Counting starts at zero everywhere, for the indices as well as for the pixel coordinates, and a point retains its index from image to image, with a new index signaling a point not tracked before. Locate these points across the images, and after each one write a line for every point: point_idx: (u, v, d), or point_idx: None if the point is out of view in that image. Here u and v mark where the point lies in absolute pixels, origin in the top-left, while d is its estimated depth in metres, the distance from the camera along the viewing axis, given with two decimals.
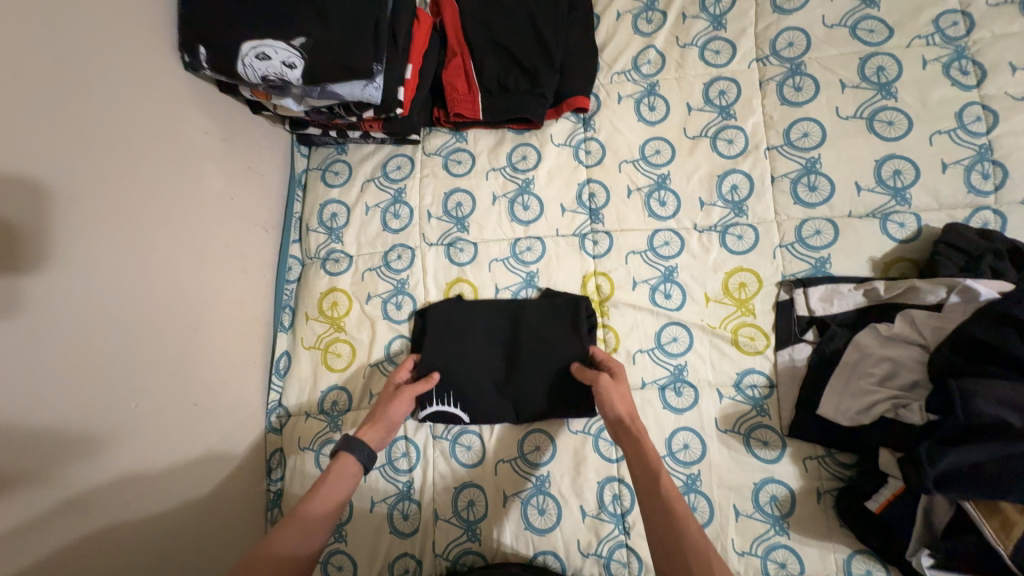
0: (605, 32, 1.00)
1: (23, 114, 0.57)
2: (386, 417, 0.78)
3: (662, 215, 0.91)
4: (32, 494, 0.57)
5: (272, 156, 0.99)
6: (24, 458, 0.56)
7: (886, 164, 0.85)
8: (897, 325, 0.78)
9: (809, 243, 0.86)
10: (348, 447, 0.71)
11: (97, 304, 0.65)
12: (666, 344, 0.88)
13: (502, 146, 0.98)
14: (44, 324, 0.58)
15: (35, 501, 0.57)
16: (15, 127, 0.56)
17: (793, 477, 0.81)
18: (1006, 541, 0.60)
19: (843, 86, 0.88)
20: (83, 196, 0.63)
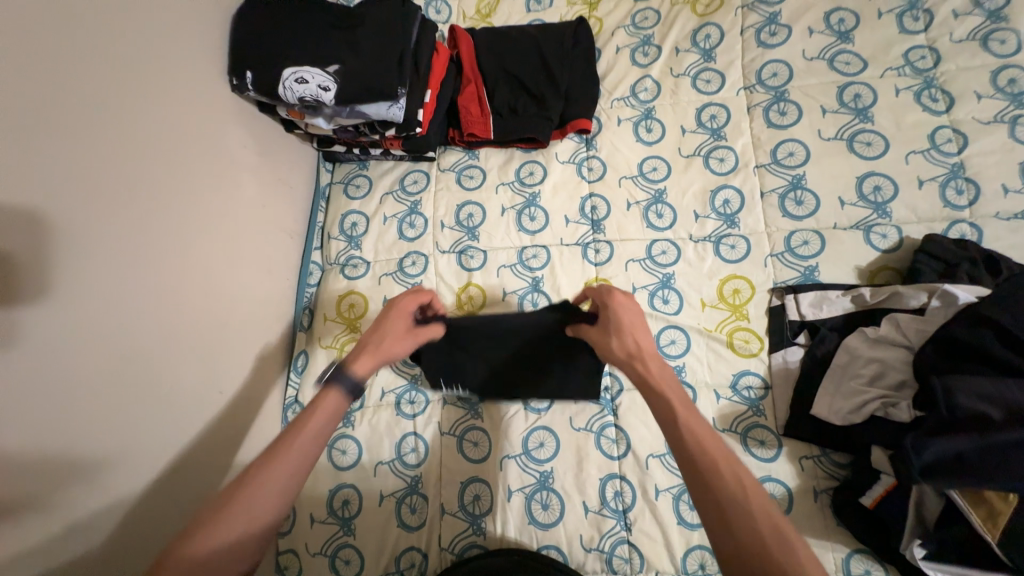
0: (606, 63, 1.10)
1: (97, 127, 0.65)
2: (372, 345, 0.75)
3: (659, 226, 0.98)
4: (69, 470, 0.61)
5: (300, 170, 1.07)
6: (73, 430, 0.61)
7: (866, 181, 0.92)
8: (883, 328, 0.82)
9: (798, 252, 0.92)
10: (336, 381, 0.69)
11: (145, 295, 0.71)
12: (664, 346, 0.93)
13: (511, 163, 1.06)
14: (99, 312, 0.64)
15: (79, 470, 0.62)
16: (90, 137, 0.64)
17: (790, 476, 0.84)
18: (993, 529, 0.62)
19: (824, 111, 0.96)
20: (145, 199, 0.71)
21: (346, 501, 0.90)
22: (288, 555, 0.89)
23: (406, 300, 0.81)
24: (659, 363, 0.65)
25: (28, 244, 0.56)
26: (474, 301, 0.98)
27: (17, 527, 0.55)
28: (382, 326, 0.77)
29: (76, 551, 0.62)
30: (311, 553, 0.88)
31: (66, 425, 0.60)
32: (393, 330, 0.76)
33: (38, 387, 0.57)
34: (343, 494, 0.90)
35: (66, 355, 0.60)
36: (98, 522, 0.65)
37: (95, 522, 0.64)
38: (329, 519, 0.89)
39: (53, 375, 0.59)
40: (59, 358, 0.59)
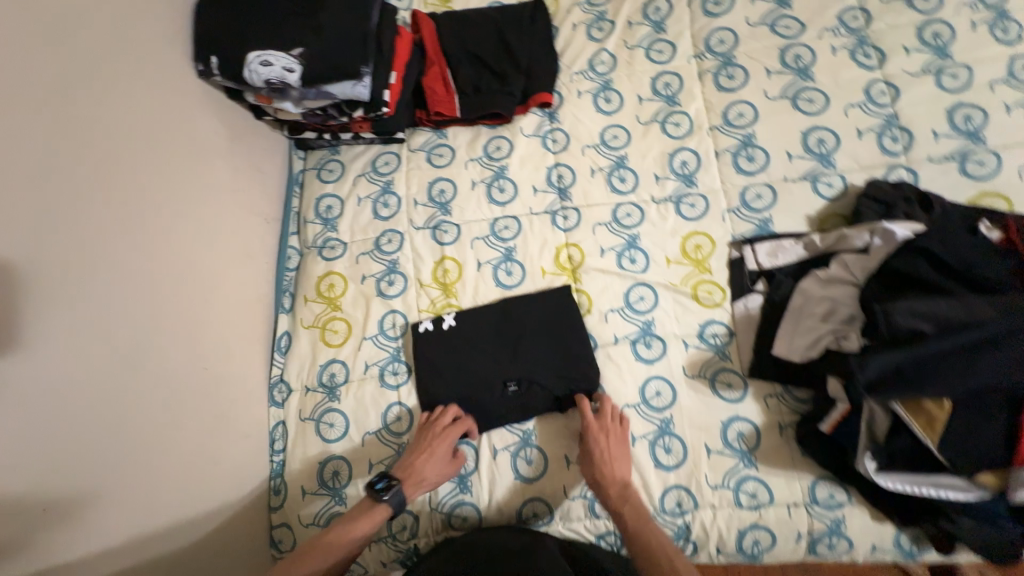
0: (564, 39, 1.14)
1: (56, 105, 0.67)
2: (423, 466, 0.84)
3: (623, 190, 1.03)
4: (54, 436, 0.63)
5: (271, 156, 1.09)
6: (52, 396, 0.63)
7: (811, 135, 0.98)
8: (832, 269, 0.88)
9: (752, 206, 0.98)
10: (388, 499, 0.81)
11: (116, 272, 0.73)
12: (634, 303, 0.97)
13: (478, 139, 1.10)
14: (70, 286, 0.66)
15: (64, 436, 0.65)
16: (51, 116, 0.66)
17: (756, 414, 0.89)
18: (932, 435, 0.68)
19: (768, 73, 1.02)
20: (108, 177, 0.73)
21: (336, 472, 0.92)
22: (283, 528, 0.93)
23: (447, 432, 0.87)
24: (632, 505, 0.80)
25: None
26: (450, 273, 1.02)
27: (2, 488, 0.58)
28: (429, 447, 0.86)
29: (65, 517, 0.64)
30: (304, 523, 0.91)
31: (45, 392, 0.62)
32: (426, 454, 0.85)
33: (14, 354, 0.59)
34: (332, 465, 0.93)
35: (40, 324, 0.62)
36: (88, 489, 0.67)
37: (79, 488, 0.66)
38: (320, 490, 0.92)
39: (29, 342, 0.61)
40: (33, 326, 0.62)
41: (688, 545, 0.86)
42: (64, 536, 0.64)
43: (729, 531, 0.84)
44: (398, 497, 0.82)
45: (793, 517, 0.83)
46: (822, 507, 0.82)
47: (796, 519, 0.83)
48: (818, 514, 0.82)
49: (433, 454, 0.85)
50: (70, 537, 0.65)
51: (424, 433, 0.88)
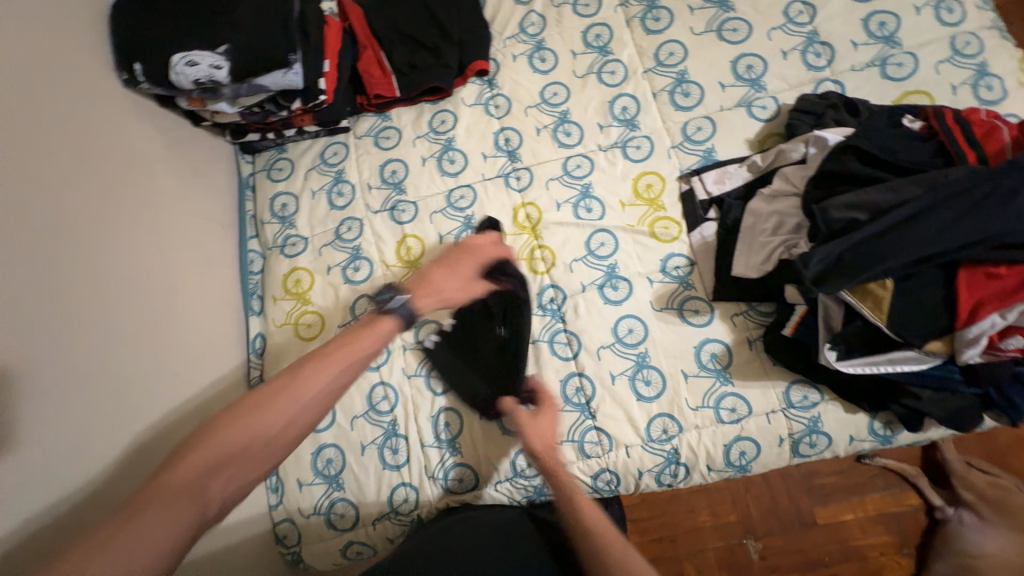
0: (492, 7, 1.16)
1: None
2: (438, 284, 0.86)
3: (570, 144, 1.05)
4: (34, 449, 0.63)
5: (216, 161, 1.09)
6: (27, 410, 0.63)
7: (739, 62, 1.01)
8: (776, 185, 0.92)
9: (694, 139, 1.01)
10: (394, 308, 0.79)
11: (65, 282, 0.72)
12: (596, 249, 0.99)
13: (423, 116, 1.11)
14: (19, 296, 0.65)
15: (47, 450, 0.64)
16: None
17: (725, 333, 0.92)
18: (880, 315, 0.72)
19: (692, 10, 1.05)
20: (45, 187, 0.72)
21: (330, 460, 0.93)
22: (286, 523, 0.93)
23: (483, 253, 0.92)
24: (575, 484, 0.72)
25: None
26: (414, 250, 1.03)
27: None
28: (454, 263, 0.89)
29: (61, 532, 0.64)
30: (306, 514, 0.92)
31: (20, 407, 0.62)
32: (467, 285, 0.89)
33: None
34: (325, 454, 0.93)
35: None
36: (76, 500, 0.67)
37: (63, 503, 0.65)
38: (317, 479, 0.93)
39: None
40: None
41: (680, 469, 0.89)
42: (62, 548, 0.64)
43: (715, 447, 0.88)
44: (408, 305, 0.80)
45: (773, 423, 0.87)
46: (798, 410, 0.86)
47: (776, 425, 0.87)
48: (796, 417, 0.86)
49: (455, 277, 0.88)
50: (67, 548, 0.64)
51: (452, 255, 0.91)
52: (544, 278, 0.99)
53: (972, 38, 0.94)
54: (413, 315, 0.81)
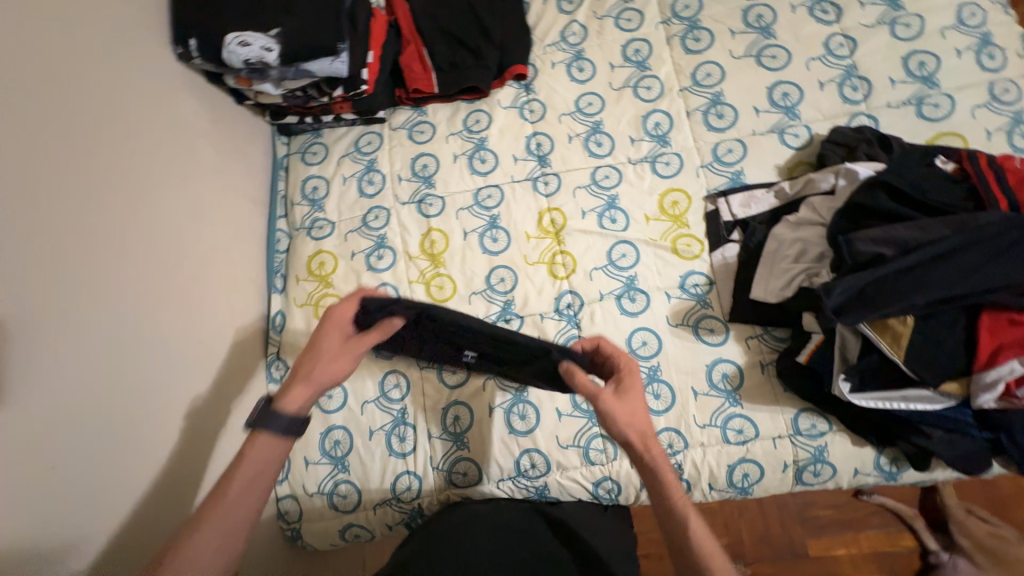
0: (535, 14, 1.18)
1: (41, 68, 0.67)
2: (318, 375, 0.72)
3: (600, 154, 1.06)
4: (76, 400, 0.64)
5: (254, 140, 1.11)
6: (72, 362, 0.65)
7: (776, 89, 1.02)
8: (802, 213, 0.92)
9: (724, 160, 1.02)
10: (268, 419, 0.68)
11: (113, 241, 0.73)
12: (617, 260, 1.01)
13: (458, 114, 1.13)
14: (67, 250, 0.66)
15: (86, 403, 0.65)
16: (35, 82, 0.66)
17: (738, 355, 0.93)
18: (898, 351, 0.73)
19: (733, 33, 1.07)
20: (98, 147, 0.74)
21: (337, 442, 0.95)
22: (289, 499, 0.95)
23: (335, 328, 0.75)
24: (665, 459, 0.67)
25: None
26: (437, 244, 1.04)
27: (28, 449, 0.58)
28: (315, 348, 0.74)
29: (90, 486, 0.65)
30: (309, 492, 0.94)
31: (65, 357, 0.64)
32: (343, 350, 0.74)
33: (20, 314, 0.59)
34: (333, 435, 0.95)
35: (44, 287, 0.62)
36: (108, 455, 0.68)
37: (98, 455, 0.67)
38: (323, 460, 0.94)
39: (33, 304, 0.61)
40: (36, 288, 0.61)
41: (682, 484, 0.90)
42: (89, 504, 0.65)
43: (719, 467, 0.88)
44: (284, 411, 0.69)
45: (779, 449, 0.87)
46: (805, 437, 0.87)
47: (781, 451, 0.87)
48: (802, 444, 0.87)
49: (331, 369, 0.73)
50: (93, 505, 0.65)
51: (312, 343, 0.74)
52: (563, 283, 1.00)
53: (1010, 86, 0.95)
54: (296, 419, 0.69)
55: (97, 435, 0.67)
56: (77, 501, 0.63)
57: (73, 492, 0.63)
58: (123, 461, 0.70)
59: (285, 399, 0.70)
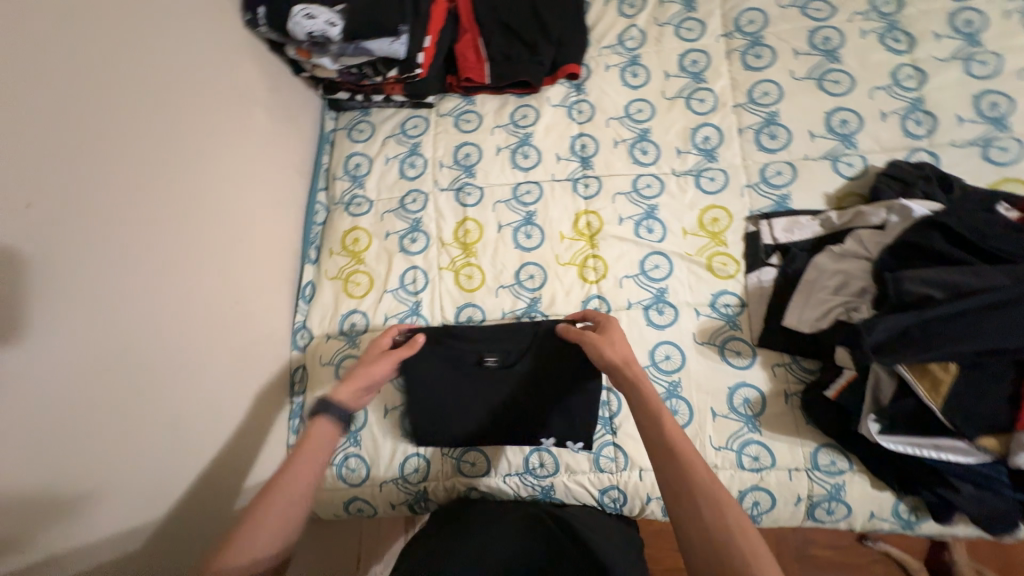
0: (595, 14, 1.17)
1: (110, 22, 0.70)
2: (368, 374, 0.80)
3: (644, 162, 1.05)
4: (116, 344, 0.67)
5: (305, 112, 1.14)
6: (115, 307, 0.67)
7: (834, 115, 0.99)
8: (847, 245, 0.90)
9: (772, 182, 1.00)
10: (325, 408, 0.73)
11: (158, 192, 0.75)
12: (649, 271, 1.00)
13: (506, 107, 1.13)
14: (118, 196, 0.69)
15: (126, 347, 0.68)
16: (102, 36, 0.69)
17: (762, 381, 0.91)
18: (936, 398, 0.71)
19: (796, 53, 1.04)
20: (156, 102, 0.76)
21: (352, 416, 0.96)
22: None
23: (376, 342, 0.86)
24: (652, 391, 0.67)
25: (45, 112, 0.60)
26: (471, 233, 1.05)
27: (69, 385, 0.61)
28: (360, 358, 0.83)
29: (123, 428, 0.67)
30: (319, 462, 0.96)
31: (108, 303, 0.66)
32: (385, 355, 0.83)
33: (59, 251, 0.61)
34: None
35: (88, 227, 0.65)
36: (144, 399, 0.70)
37: (133, 398, 0.69)
38: None
39: (76, 242, 0.63)
40: (83, 228, 0.64)
41: None
42: (121, 444, 0.67)
43: (730, 491, 0.87)
44: (338, 402, 0.75)
45: (794, 481, 0.85)
46: (823, 473, 0.85)
47: (796, 484, 0.85)
48: (819, 480, 0.85)
49: (377, 371, 0.80)
50: (125, 445, 0.67)
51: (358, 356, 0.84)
52: (591, 287, 1.00)
53: None
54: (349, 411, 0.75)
55: (134, 380, 0.69)
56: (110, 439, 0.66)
57: (107, 430, 0.65)
58: (156, 407, 0.72)
59: (340, 388, 0.77)
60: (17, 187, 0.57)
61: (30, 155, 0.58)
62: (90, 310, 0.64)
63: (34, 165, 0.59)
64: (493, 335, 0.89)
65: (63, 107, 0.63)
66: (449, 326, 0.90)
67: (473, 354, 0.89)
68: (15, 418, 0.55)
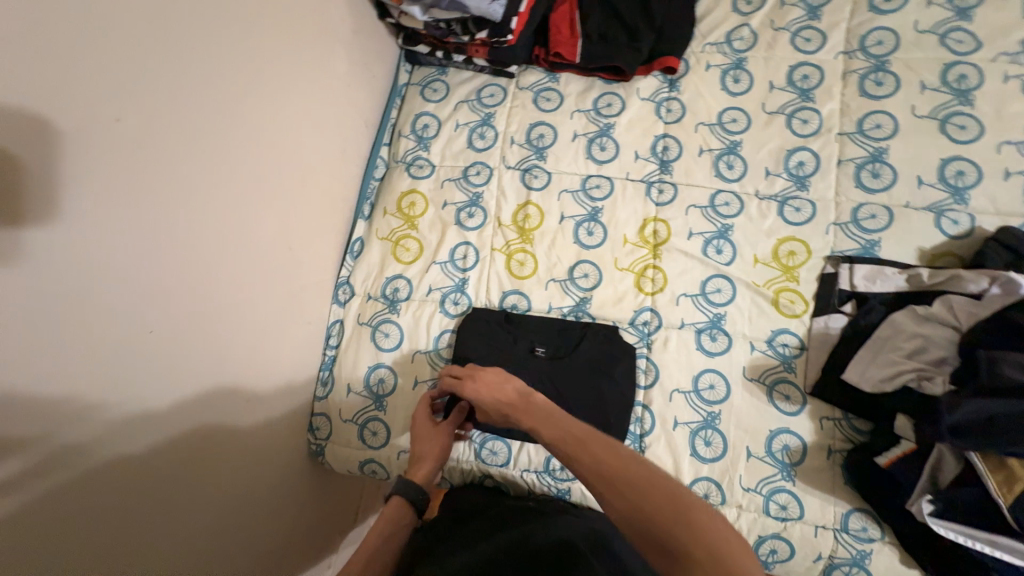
0: (706, 5, 1.07)
1: None
2: (431, 456, 0.84)
3: (728, 177, 0.98)
4: (172, 270, 0.67)
5: (382, 60, 1.09)
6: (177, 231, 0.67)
7: (950, 164, 0.90)
8: (934, 307, 0.82)
9: (863, 225, 0.92)
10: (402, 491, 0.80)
11: (231, 121, 0.74)
12: (710, 293, 0.94)
13: (590, 92, 1.06)
14: (195, 121, 0.68)
15: (181, 274, 0.68)
16: None
17: (807, 431, 0.87)
18: (1006, 494, 0.66)
19: (923, 87, 0.94)
20: (242, 28, 0.74)
21: (381, 380, 0.96)
22: (322, 417, 0.98)
23: (424, 420, 0.87)
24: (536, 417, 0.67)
25: (140, 25, 0.59)
26: (531, 219, 1.00)
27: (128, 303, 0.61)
28: (416, 439, 0.86)
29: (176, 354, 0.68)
30: (343, 418, 0.96)
31: (171, 226, 0.66)
32: (438, 433, 0.86)
33: (136, 169, 0.61)
34: (379, 373, 0.96)
35: (165, 150, 0.64)
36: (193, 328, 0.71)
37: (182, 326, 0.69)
38: (364, 393, 0.96)
39: (152, 163, 0.62)
40: (154, 147, 0.62)
41: None
42: (170, 370, 0.68)
43: (749, 534, 0.84)
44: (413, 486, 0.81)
45: (819, 538, 0.82)
46: (851, 537, 0.81)
47: (821, 541, 0.82)
48: (846, 543, 0.81)
49: (438, 450, 0.84)
50: (173, 371, 0.68)
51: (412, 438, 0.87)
52: (645, 299, 0.95)
53: None
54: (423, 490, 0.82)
55: (186, 309, 0.69)
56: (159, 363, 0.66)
57: (157, 353, 0.66)
58: (207, 338, 0.73)
59: (414, 471, 0.83)
60: (107, 99, 0.56)
61: (124, 68, 0.57)
62: (158, 234, 0.64)
63: (128, 79, 0.58)
64: (545, 328, 0.94)
65: (155, 19, 0.61)
66: (511, 314, 0.96)
67: (523, 346, 0.93)
68: (82, 329, 0.56)
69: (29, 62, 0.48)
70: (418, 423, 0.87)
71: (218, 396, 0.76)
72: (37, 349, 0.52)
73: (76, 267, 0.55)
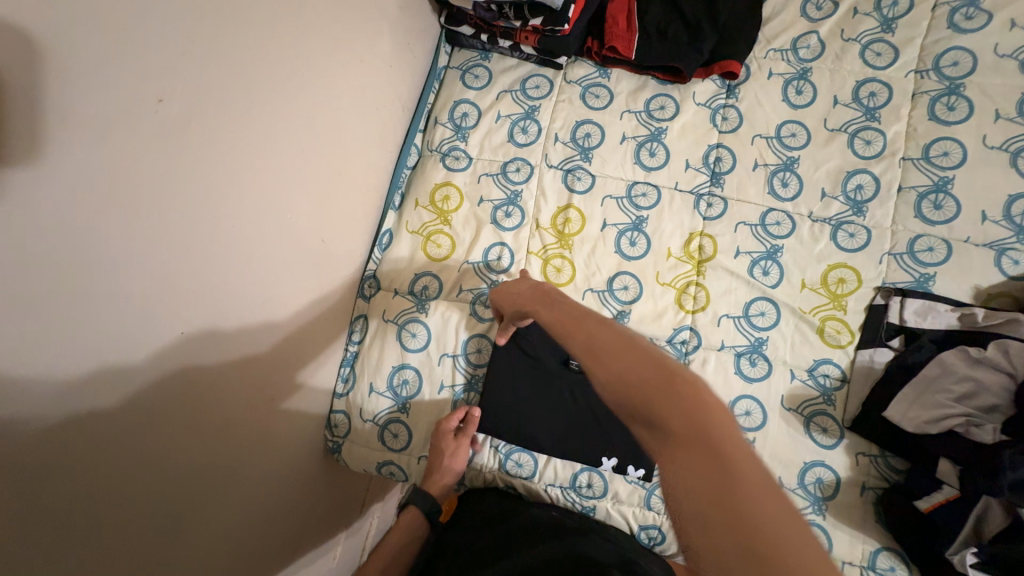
0: (771, 8, 1.01)
1: None
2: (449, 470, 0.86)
3: (782, 196, 0.93)
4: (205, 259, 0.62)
5: (424, 41, 1.03)
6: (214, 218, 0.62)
7: (1018, 202, 0.86)
8: (988, 351, 0.79)
9: (919, 257, 0.88)
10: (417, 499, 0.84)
11: (271, 101, 0.68)
12: (753, 316, 0.91)
13: (642, 91, 1.00)
14: (239, 99, 0.62)
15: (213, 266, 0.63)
16: None
17: (842, 466, 0.84)
18: None
19: (997, 116, 0.89)
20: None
21: (405, 382, 0.92)
22: (341, 414, 0.94)
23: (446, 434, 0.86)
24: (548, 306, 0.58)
25: None
26: (572, 223, 0.95)
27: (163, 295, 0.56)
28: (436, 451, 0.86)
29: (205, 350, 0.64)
30: (363, 418, 0.93)
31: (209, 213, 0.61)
32: (459, 450, 0.86)
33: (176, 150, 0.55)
34: (403, 374, 0.92)
35: (207, 131, 0.59)
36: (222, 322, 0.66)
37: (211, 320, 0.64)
38: (387, 394, 0.92)
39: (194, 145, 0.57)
40: (196, 127, 0.57)
41: None
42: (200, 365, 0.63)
43: None
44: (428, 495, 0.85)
45: None
46: None
47: None
48: None
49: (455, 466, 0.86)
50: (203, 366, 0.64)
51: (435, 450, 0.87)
52: (686, 317, 0.92)
53: None
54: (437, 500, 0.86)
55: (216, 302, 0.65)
56: (191, 359, 0.62)
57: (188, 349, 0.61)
58: (235, 332, 0.69)
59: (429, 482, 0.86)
60: (151, 74, 0.50)
61: (173, 38, 0.52)
62: (193, 225, 0.59)
63: (171, 52, 0.52)
64: None
65: None
66: None
67: (557, 358, 0.89)
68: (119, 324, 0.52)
69: (78, 27, 0.43)
70: (442, 437, 0.86)
71: (244, 390, 0.72)
72: (77, 356, 0.48)
73: (114, 264, 0.50)
